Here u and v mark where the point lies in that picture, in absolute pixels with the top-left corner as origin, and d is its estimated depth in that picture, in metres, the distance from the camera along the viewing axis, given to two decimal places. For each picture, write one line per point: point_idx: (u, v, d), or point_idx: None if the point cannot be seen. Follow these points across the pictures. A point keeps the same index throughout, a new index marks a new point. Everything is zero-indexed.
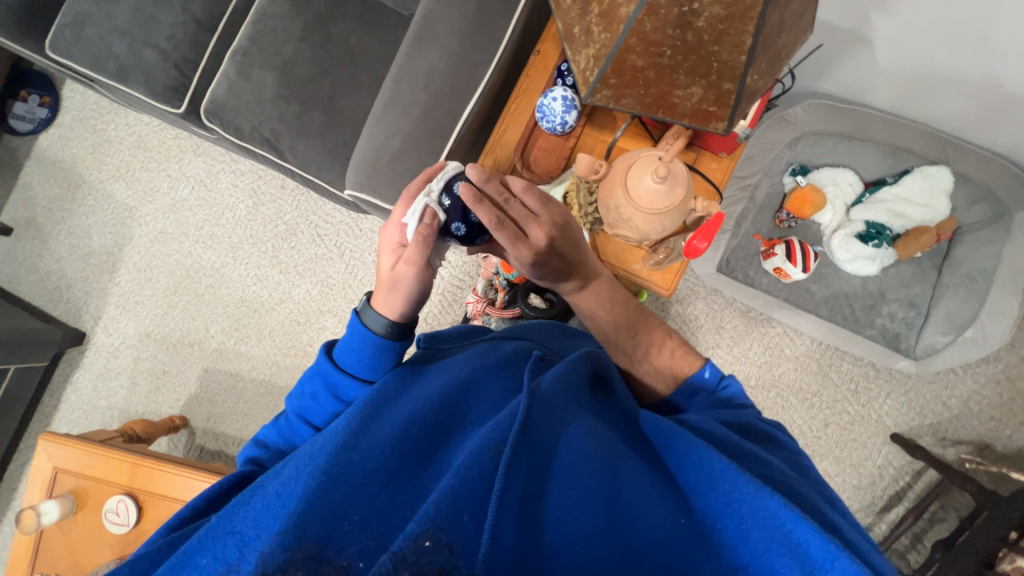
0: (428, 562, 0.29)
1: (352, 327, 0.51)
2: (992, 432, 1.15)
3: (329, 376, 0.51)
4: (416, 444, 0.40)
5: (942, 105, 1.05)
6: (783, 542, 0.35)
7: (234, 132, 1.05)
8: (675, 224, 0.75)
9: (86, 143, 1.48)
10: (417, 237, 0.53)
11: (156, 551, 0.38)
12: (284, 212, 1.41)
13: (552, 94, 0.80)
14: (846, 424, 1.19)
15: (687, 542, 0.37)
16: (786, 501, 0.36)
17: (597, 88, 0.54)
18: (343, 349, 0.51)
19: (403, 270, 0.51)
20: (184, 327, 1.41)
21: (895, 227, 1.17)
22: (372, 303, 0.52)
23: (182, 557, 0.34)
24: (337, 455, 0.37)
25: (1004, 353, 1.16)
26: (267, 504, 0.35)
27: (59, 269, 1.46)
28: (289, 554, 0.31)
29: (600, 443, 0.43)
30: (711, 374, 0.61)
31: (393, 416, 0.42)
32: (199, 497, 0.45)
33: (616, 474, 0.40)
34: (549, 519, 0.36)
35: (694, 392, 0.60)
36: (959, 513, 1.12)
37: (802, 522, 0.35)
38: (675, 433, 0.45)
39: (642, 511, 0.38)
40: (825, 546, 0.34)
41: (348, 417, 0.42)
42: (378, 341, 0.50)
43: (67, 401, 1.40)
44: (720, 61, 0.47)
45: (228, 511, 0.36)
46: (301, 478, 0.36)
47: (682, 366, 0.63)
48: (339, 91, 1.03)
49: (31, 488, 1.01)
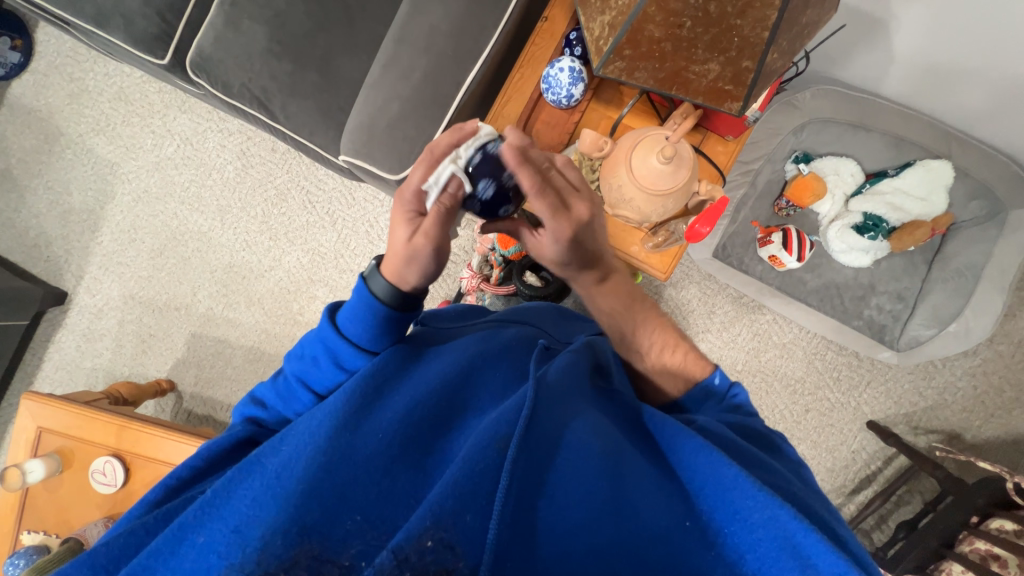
0: (431, 563, 0.30)
1: (357, 292, 0.48)
2: (963, 423, 1.20)
3: (330, 342, 0.49)
4: (416, 431, 0.39)
5: (952, 98, 1.04)
6: (789, 551, 0.36)
7: (222, 88, 1.00)
8: (678, 207, 0.74)
9: (63, 93, 1.40)
10: (439, 210, 0.48)
11: (150, 522, 0.38)
12: (275, 176, 1.36)
13: (559, 65, 0.77)
14: (825, 410, 1.22)
15: (689, 545, 0.37)
16: (798, 515, 0.37)
17: (610, 59, 0.52)
18: (347, 315, 0.48)
19: (420, 246, 0.48)
20: (170, 290, 1.38)
21: (892, 220, 1.16)
22: (381, 272, 0.49)
23: (176, 533, 0.34)
24: (336, 439, 0.37)
25: (982, 348, 1.20)
26: (264, 484, 0.35)
27: (37, 225, 1.40)
28: (294, 551, 0.31)
29: (604, 440, 0.42)
30: (721, 380, 0.58)
31: (393, 400, 0.42)
32: (196, 457, 0.44)
33: (621, 473, 0.40)
34: (551, 516, 0.36)
35: (705, 399, 0.58)
36: (924, 496, 1.17)
37: (811, 536, 0.36)
38: (680, 432, 0.45)
39: (646, 513, 0.38)
40: (836, 562, 0.35)
41: (346, 394, 0.41)
42: (382, 310, 0.48)
43: (50, 361, 1.38)
44: (742, 36, 0.45)
45: (223, 487, 0.35)
46: (299, 462, 0.35)
47: (693, 369, 0.61)
48: (334, 49, 0.97)
49: (16, 446, 1.00)
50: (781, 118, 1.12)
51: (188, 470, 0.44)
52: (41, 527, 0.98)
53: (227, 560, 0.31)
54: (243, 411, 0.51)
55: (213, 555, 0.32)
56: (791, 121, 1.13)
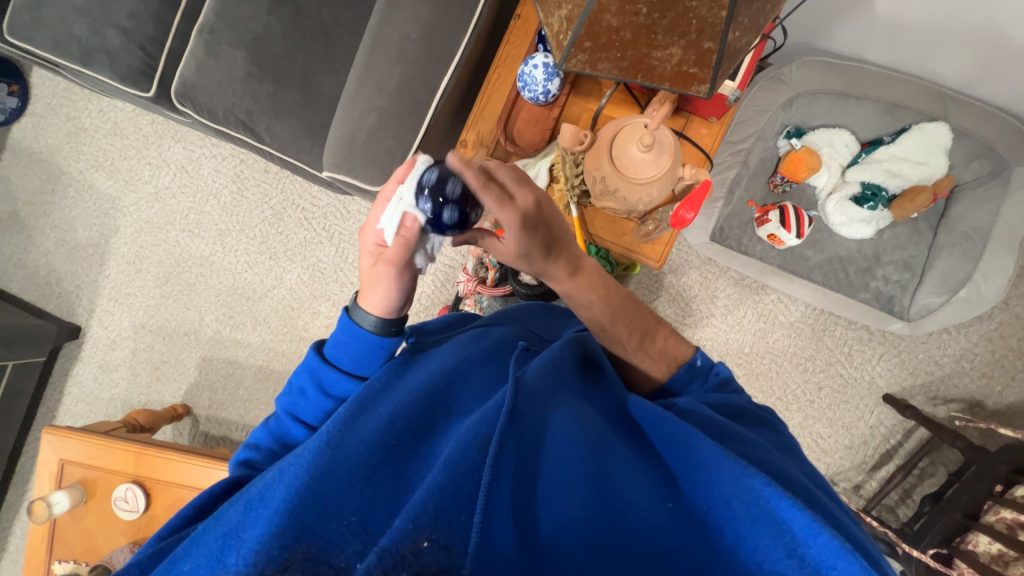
0: (427, 562, 0.30)
1: (343, 324, 0.51)
2: (983, 390, 1.17)
3: (319, 373, 0.50)
4: (400, 437, 0.39)
5: (945, 56, 1.01)
6: (769, 523, 0.35)
7: (207, 115, 1.01)
8: (664, 194, 0.72)
9: (61, 133, 1.44)
10: (399, 241, 0.51)
11: (143, 561, 0.38)
12: (270, 195, 1.38)
13: (533, 62, 0.77)
14: (839, 386, 1.20)
15: (674, 527, 0.37)
16: (770, 480, 0.36)
17: (572, 53, 0.52)
18: (335, 346, 0.51)
19: (384, 272, 0.51)
20: (178, 317, 1.40)
21: (891, 187, 1.13)
22: (364, 307, 0.51)
23: (169, 562, 0.35)
24: (321, 451, 0.37)
25: (997, 311, 1.17)
26: (248, 506, 0.35)
27: (47, 263, 1.44)
28: (287, 555, 0.32)
29: (588, 428, 0.43)
30: (703, 361, 0.61)
31: (378, 409, 0.42)
32: (188, 505, 0.44)
33: (605, 461, 0.40)
34: (540, 507, 0.36)
35: (690, 380, 0.60)
36: (948, 467, 1.14)
37: (783, 500, 0.35)
38: (661, 416, 0.45)
39: (632, 499, 0.38)
40: (809, 523, 0.34)
41: (338, 415, 0.41)
42: (372, 338, 0.50)
43: (70, 395, 1.42)
44: (699, 18, 0.45)
45: (214, 516, 0.36)
46: (285, 479, 0.35)
47: (677, 350, 0.63)
48: (313, 66, 0.98)
49: (41, 479, 1.02)
50: (768, 94, 1.10)
51: (181, 518, 0.44)
52: (72, 556, 1.01)
53: (221, 572, 0.33)
54: (238, 457, 0.51)
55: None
56: (779, 96, 1.11)
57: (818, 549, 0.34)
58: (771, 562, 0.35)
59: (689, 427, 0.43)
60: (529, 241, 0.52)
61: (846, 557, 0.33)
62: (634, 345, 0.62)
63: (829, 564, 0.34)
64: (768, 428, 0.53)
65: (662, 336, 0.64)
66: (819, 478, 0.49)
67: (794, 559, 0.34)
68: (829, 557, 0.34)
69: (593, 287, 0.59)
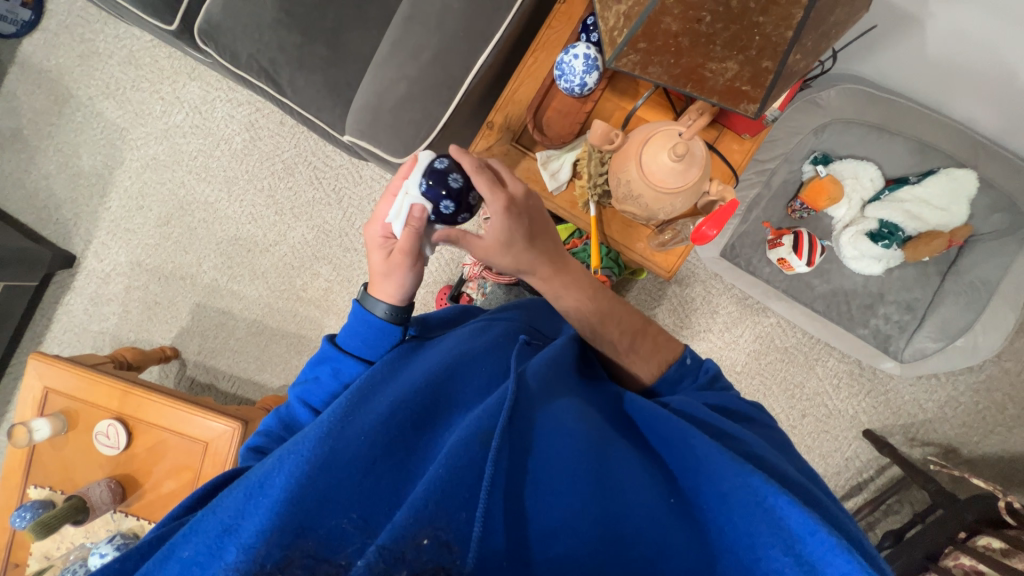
0: (427, 560, 0.30)
1: (355, 313, 0.55)
2: (961, 437, 1.19)
3: (332, 360, 0.54)
4: (401, 429, 0.40)
5: (988, 103, 0.99)
6: (768, 521, 0.35)
7: (229, 57, 0.98)
8: (687, 205, 0.72)
9: (73, 53, 1.38)
10: (409, 232, 0.55)
11: (145, 545, 0.38)
12: (282, 148, 1.35)
13: (573, 51, 0.75)
14: (822, 416, 1.21)
15: (672, 523, 0.37)
16: (769, 479, 0.36)
17: (625, 51, 0.55)
18: (349, 332, 0.55)
19: (398, 261, 0.55)
20: (176, 260, 1.38)
21: (908, 228, 1.13)
22: (376, 295, 0.55)
23: (164, 551, 0.34)
24: (322, 441, 0.37)
25: (988, 364, 1.18)
26: (249, 495, 0.35)
27: (47, 187, 1.41)
28: (288, 552, 0.31)
29: (588, 422, 0.43)
30: (693, 359, 0.60)
31: (379, 401, 0.42)
32: (187, 498, 0.44)
33: (606, 455, 0.41)
34: (536, 507, 0.36)
35: (679, 378, 0.59)
36: (914, 507, 1.17)
37: (780, 497, 0.35)
38: (661, 414, 0.45)
39: (632, 495, 0.38)
40: (808, 520, 0.34)
41: (336, 407, 0.42)
42: (383, 325, 0.54)
43: (58, 322, 1.40)
44: (763, 35, 0.48)
45: (209, 506, 0.35)
46: (286, 468, 0.35)
47: (666, 351, 0.62)
48: (345, 23, 0.95)
49: (22, 405, 1.01)
50: (801, 117, 1.09)
51: (182, 508, 0.43)
52: (48, 483, 1.02)
53: (220, 565, 0.32)
54: (250, 442, 0.52)
55: (197, 565, 0.32)
56: (811, 120, 1.10)
57: (816, 548, 0.33)
58: (771, 560, 0.34)
59: (688, 424, 0.43)
60: (512, 227, 0.58)
61: (845, 555, 0.32)
62: (626, 346, 0.61)
63: (829, 564, 0.33)
64: (760, 425, 0.53)
65: (652, 335, 0.63)
66: (813, 475, 0.49)
67: (798, 565, 0.34)
68: (827, 555, 0.33)
69: (582, 290, 0.62)
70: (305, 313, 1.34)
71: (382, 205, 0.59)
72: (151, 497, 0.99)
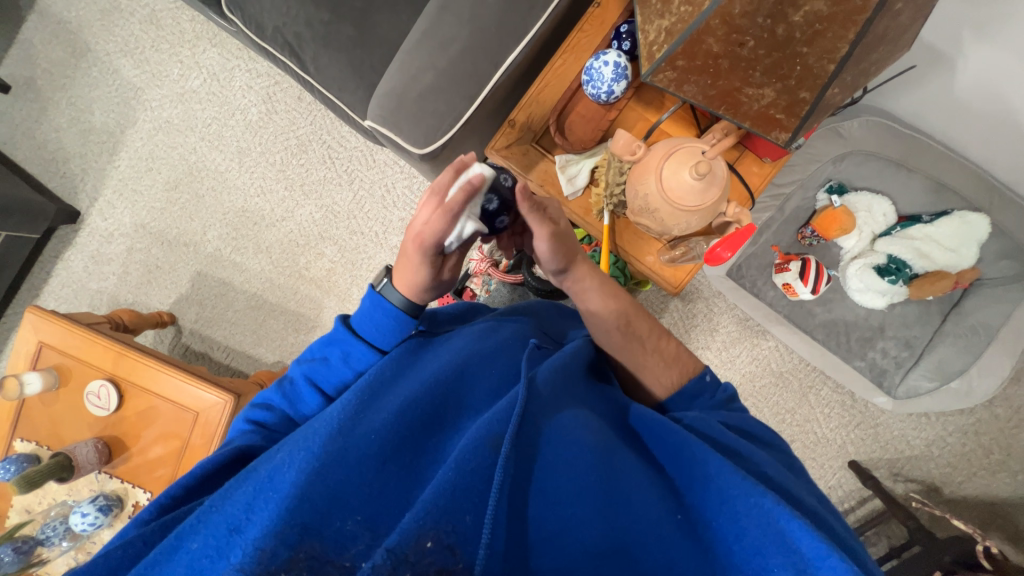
0: (430, 563, 0.30)
1: (372, 300, 0.52)
2: (944, 477, 1.20)
3: (344, 345, 0.52)
4: (410, 429, 0.40)
5: (1008, 151, 0.99)
6: (777, 543, 0.35)
7: (255, 29, 0.97)
8: (701, 225, 0.71)
9: (94, 7, 1.37)
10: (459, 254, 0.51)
11: (148, 533, 0.38)
12: (298, 124, 1.34)
13: (604, 58, 0.74)
14: (810, 443, 1.22)
15: (678, 540, 0.37)
16: (780, 501, 0.36)
17: (662, 67, 0.55)
18: (363, 319, 0.52)
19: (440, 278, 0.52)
20: (181, 226, 1.37)
21: (917, 266, 1.13)
22: (394, 285, 0.52)
23: (172, 542, 0.34)
24: (331, 439, 0.37)
25: (979, 408, 1.19)
26: (257, 489, 0.35)
27: (57, 140, 1.39)
28: (292, 553, 0.31)
29: (596, 433, 0.43)
30: (712, 377, 0.60)
31: (388, 399, 0.43)
32: (178, 484, 0.43)
33: (614, 468, 0.41)
34: (543, 514, 0.36)
35: (698, 393, 0.58)
36: (890, 541, 1.18)
37: (794, 521, 0.35)
38: (671, 428, 0.45)
39: (638, 506, 0.39)
40: (819, 545, 0.34)
41: (345, 402, 0.42)
42: (400, 317, 0.52)
43: (57, 277, 1.39)
44: (805, 65, 0.48)
45: (219, 496, 0.36)
46: (294, 465, 0.36)
47: (688, 361, 0.62)
48: (375, 5, 0.94)
49: (15, 357, 1.01)
50: (822, 144, 1.09)
51: (181, 488, 0.43)
52: (34, 438, 1.01)
53: (225, 562, 0.32)
54: (249, 416, 0.52)
55: (205, 559, 0.32)
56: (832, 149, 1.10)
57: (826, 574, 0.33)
58: None
59: (699, 441, 0.43)
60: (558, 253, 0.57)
61: None
62: (650, 346, 0.62)
63: None
64: (773, 449, 0.52)
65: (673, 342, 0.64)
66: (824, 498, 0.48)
67: None
68: None
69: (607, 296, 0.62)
70: (305, 292, 1.34)
71: (431, 222, 0.48)
72: (136, 461, 0.99)
